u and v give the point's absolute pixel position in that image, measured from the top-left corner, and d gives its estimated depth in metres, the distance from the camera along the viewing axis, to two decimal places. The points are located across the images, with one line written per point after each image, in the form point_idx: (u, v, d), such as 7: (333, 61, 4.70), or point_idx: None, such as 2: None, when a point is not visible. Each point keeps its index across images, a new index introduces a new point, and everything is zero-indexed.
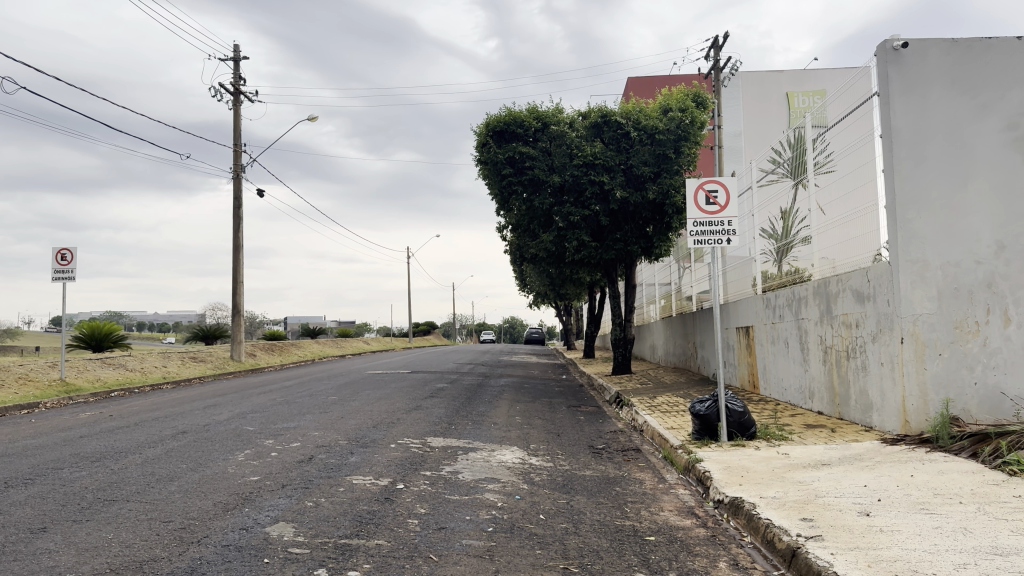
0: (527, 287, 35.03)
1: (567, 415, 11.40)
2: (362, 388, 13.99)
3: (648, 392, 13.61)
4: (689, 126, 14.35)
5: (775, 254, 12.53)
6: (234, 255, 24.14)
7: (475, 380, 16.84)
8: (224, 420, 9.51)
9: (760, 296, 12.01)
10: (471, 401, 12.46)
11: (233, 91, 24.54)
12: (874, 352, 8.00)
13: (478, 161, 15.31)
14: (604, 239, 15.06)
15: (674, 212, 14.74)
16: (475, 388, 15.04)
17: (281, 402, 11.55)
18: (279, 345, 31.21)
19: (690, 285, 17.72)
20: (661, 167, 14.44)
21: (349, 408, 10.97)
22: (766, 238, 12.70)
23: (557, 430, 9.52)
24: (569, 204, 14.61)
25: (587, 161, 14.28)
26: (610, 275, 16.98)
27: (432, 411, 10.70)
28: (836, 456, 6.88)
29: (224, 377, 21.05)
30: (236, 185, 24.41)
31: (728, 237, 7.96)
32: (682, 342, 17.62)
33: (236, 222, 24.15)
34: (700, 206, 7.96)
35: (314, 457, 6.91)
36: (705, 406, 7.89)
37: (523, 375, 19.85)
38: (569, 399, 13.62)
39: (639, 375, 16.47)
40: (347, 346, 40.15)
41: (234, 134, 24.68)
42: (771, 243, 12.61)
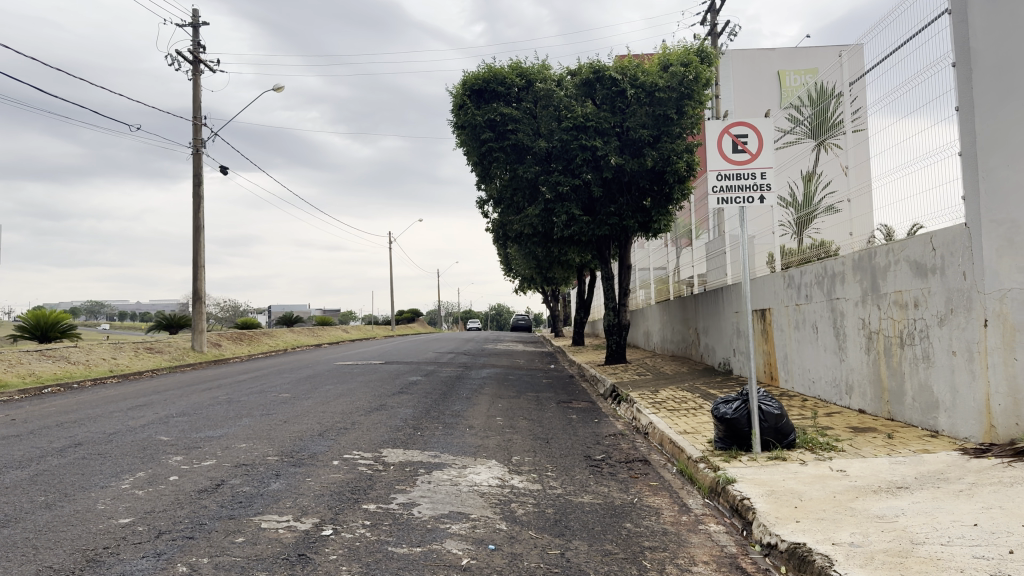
0: (513, 273, 33.30)
1: (556, 414, 9.75)
2: (323, 384, 12.29)
3: (649, 384, 12.01)
4: (693, 83, 12.63)
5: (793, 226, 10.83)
6: (196, 237, 22.33)
7: (454, 372, 15.17)
8: (140, 427, 7.82)
9: (780, 274, 10.38)
10: (446, 398, 10.78)
11: (192, 60, 22.62)
12: (941, 340, 6.43)
13: (454, 126, 13.58)
14: (597, 214, 13.36)
15: (676, 181, 13.04)
16: (452, 380, 13.38)
17: (220, 402, 9.82)
18: (250, 334, 29.38)
19: (690, 266, 16.03)
20: (661, 130, 12.74)
21: (299, 408, 9.27)
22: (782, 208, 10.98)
23: (546, 435, 7.87)
24: (558, 172, 12.94)
25: (578, 123, 12.57)
26: (603, 254, 15.27)
27: (398, 411, 9.00)
28: (911, 475, 5.26)
29: (181, 369, 19.28)
30: (196, 161, 22.56)
31: (762, 194, 6.32)
32: (682, 328, 15.97)
33: (197, 202, 22.32)
34: (728, 154, 6.31)
35: (224, 484, 5.25)
36: (733, 410, 6.25)
37: (508, 365, 18.19)
38: (558, 394, 11.99)
39: (635, 365, 14.83)
40: (325, 335, 38.35)
41: (193, 106, 22.80)
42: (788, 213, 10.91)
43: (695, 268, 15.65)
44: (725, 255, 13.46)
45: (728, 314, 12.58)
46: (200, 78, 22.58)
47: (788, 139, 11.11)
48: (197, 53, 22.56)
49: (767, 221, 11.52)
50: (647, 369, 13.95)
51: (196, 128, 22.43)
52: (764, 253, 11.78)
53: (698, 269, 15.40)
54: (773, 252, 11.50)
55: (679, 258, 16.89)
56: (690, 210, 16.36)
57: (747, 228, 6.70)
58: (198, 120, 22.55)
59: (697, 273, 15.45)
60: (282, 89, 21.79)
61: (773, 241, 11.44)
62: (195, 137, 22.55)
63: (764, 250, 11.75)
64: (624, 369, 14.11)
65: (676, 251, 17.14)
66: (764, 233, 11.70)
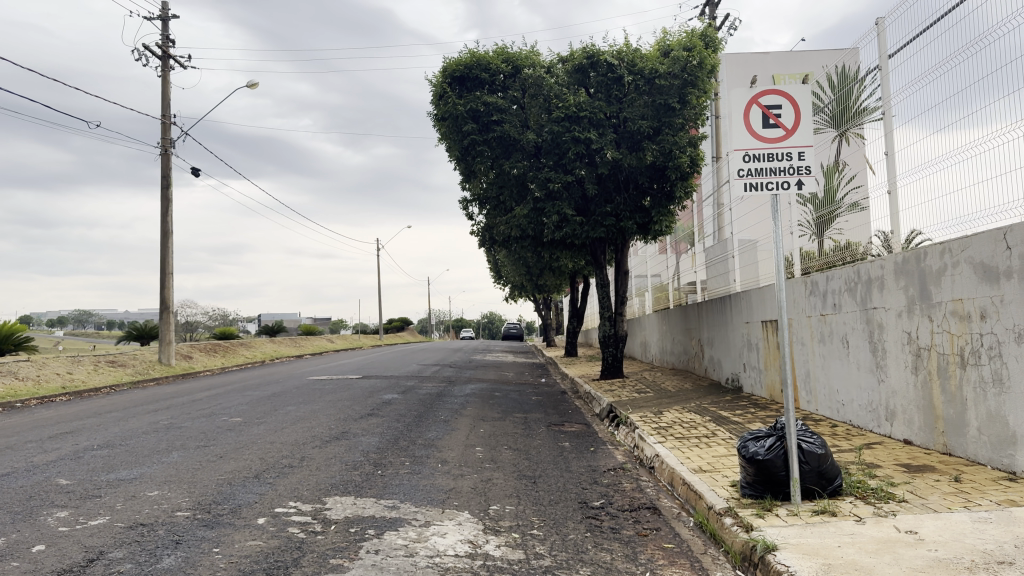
0: (503, 280, 32.01)
1: (546, 441, 8.46)
2: (286, 403, 10.99)
3: (650, 403, 10.72)
4: (697, 69, 11.38)
5: (812, 226, 9.51)
6: (164, 242, 21.01)
7: (435, 387, 13.86)
8: (44, 464, 6.49)
9: (799, 280, 9.11)
10: (421, 421, 9.48)
11: (161, 55, 21.33)
12: (1020, 360, 5.19)
13: (434, 118, 12.32)
14: (591, 214, 12.10)
15: (678, 178, 11.76)
16: (431, 398, 12.09)
17: (158, 430, 8.49)
18: (227, 344, 27.97)
19: (693, 272, 14.71)
20: (662, 121, 11.48)
21: (246, 437, 7.96)
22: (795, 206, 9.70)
23: (533, 471, 6.58)
24: (548, 169, 11.70)
25: (570, 113, 11.31)
26: (597, 258, 13.99)
27: (360, 441, 7.68)
28: (1010, 542, 3.99)
29: (143, 385, 17.92)
30: (165, 162, 21.24)
31: (801, 179, 5.07)
32: (684, 339, 14.69)
33: (165, 206, 21.02)
34: (756, 129, 5.07)
35: (100, 559, 3.95)
36: (765, 449, 5.01)
37: (496, 379, 16.89)
38: (549, 415, 10.72)
39: (633, 380, 13.55)
40: (307, 345, 36.91)
41: (162, 104, 21.51)
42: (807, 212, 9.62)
43: (698, 274, 14.31)
44: (730, 258, 12.16)
45: (737, 325, 11.31)
46: (169, 74, 21.28)
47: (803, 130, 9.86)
48: (166, 47, 21.27)
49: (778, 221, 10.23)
50: (647, 385, 12.68)
51: (165, 127, 21.16)
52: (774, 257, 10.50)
53: (701, 276, 14.07)
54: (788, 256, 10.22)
55: (681, 263, 15.59)
56: (692, 211, 15.08)
57: (779, 229, 5.45)
58: (167, 119, 21.27)
59: (700, 279, 14.16)
60: (257, 86, 20.58)
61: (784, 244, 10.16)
62: (163, 137, 21.26)
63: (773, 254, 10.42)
64: (621, 386, 12.83)
65: (678, 256, 15.85)
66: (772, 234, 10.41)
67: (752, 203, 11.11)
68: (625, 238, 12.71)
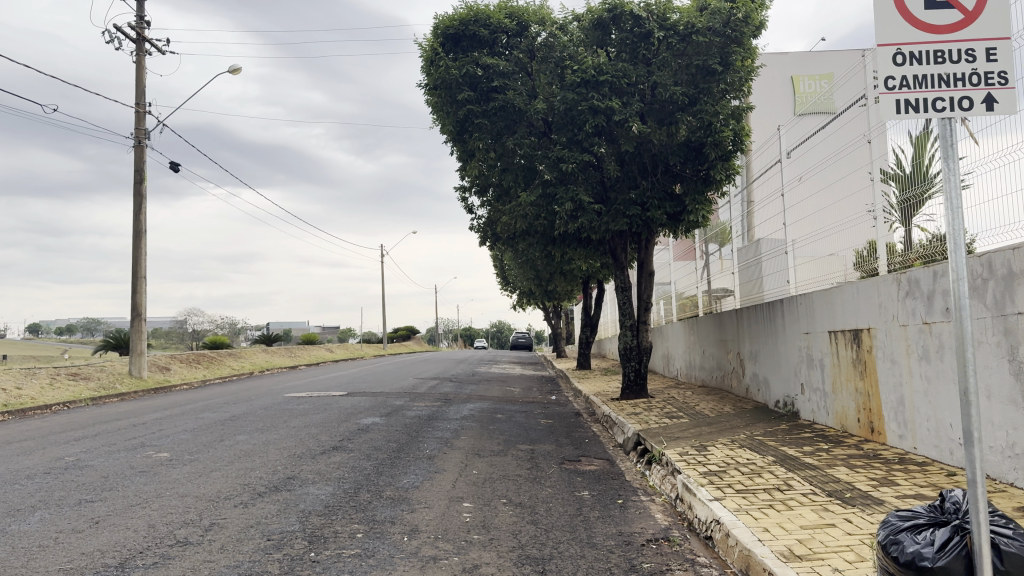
0: (510, 286, 30.00)
1: (557, 488, 6.41)
2: (239, 430, 9.01)
3: (688, 431, 8.64)
4: (743, 24, 9.35)
5: (896, 212, 7.26)
6: (138, 243, 19.15)
7: (427, 407, 11.85)
8: None
9: (886, 278, 7.02)
10: (399, 458, 7.44)
11: (134, 37, 19.51)
12: None
13: (424, 87, 10.33)
14: (611, 203, 10.11)
15: (718, 159, 9.72)
16: (419, 422, 10.07)
17: (49, 473, 6.46)
18: (213, 354, 26.07)
19: (726, 275, 12.53)
20: (699, 89, 9.49)
21: (157, 485, 5.96)
22: (875, 187, 7.52)
23: (540, 550, 4.52)
24: (560, 146, 9.70)
25: (587, 76, 9.29)
26: (616, 256, 11.97)
27: (305, 495, 5.64)
28: None
29: (103, 402, 15.95)
30: (139, 155, 19.42)
31: (990, 94, 3.03)
32: (718, 352, 12.58)
33: (140, 203, 19.19)
34: (916, 15, 3.08)
35: None
36: (933, 549, 2.96)
37: (500, 396, 14.81)
38: (561, 446, 8.69)
39: (661, 400, 11.48)
40: (303, 355, 34.92)
41: (136, 91, 19.72)
42: (886, 193, 7.40)
43: (733, 278, 12.13)
44: (777, 256, 10.04)
45: (793, 336, 9.22)
46: (144, 58, 19.45)
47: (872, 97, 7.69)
48: (142, 30, 19.48)
49: (842, 211, 8.06)
50: (678, 406, 10.59)
51: (139, 117, 19.35)
52: (833, 256, 8.32)
53: (737, 279, 11.89)
54: (848, 257, 8.02)
55: (712, 267, 13.45)
56: (725, 207, 12.95)
57: (957, 179, 3.04)
58: (142, 107, 19.48)
59: (735, 283, 12.01)
60: (240, 74, 18.83)
61: (849, 242, 7.96)
62: (137, 127, 19.47)
63: (835, 251, 8.26)
64: (647, 407, 10.76)
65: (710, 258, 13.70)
66: (835, 225, 8.23)
67: (807, 187, 9.00)
68: (650, 233, 10.71)
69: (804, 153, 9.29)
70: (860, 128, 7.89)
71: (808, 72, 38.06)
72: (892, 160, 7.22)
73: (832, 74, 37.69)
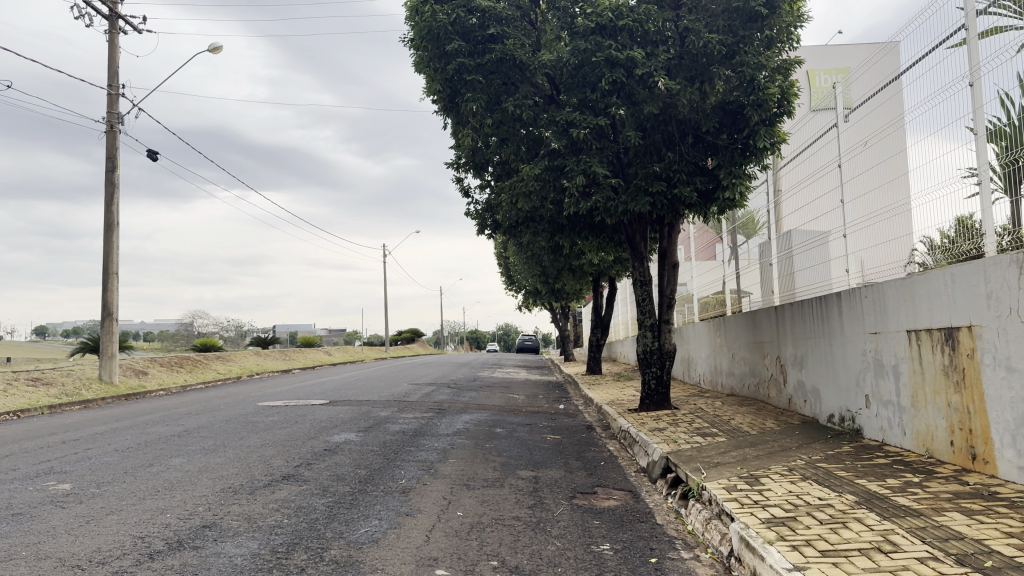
0: (516, 286, 28.41)
1: (567, 538, 4.79)
2: (179, 452, 7.43)
3: (729, 454, 6.98)
4: None
5: (994, 176, 5.55)
6: (110, 236, 17.70)
7: (414, 420, 10.22)
8: None
9: (996, 260, 5.35)
10: (365, 490, 5.82)
11: (108, 15, 18.04)
12: None
13: (409, 40, 8.72)
14: (630, 179, 8.53)
15: (759, 123, 8.11)
16: (402, 440, 8.44)
17: None
18: (199, 357, 24.54)
19: (767, 266, 10.80)
20: (739, 37, 7.87)
21: (20, 538, 4.36)
22: (967, 143, 5.85)
23: None
24: (571, 108, 8.10)
25: (603, 20, 7.67)
26: (635, 245, 10.36)
27: (214, 558, 4.03)
28: None
29: (61, 410, 14.39)
30: (112, 142, 17.94)
31: None
32: (752, 356, 10.92)
33: (113, 192, 17.74)
34: None
35: None
36: None
37: (502, 405, 13.16)
38: (571, 473, 7.07)
39: (687, 412, 9.82)
40: (299, 358, 33.42)
41: (108, 72, 18.23)
42: (981, 153, 5.70)
43: (775, 268, 10.38)
44: (835, 240, 8.34)
45: (857, 338, 7.56)
46: (118, 36, 18.00)
47: (963, 32, 6.06)
48: (115, 5, 18.00)
49: (926, 176, 6.39)
50: (709, 421, 8.94)
51: (113, 100, 17.91)
52: (908, 234, 6.63)
53: (780, 269, 10.14)
54: (932, 237, 6.31)
55: (748, 259, 11.71)
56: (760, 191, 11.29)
57: None
58: (115, 90, 18.00)
59: (777, 275, 10.30)
60: (220, 52, 17.30)
61: (935, 216, 6.27)
62: (110, 111, 17.98)
63: (913, 228, 6.57)
64: (673, 421, 9.10)
65: (744, 248, 11.97)
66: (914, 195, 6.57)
67: (877, 152, 7.30)
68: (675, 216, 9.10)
69: (871, 113, 7.58)
70: (953, 71, 6.18)
71: (824, 67, 36.40)
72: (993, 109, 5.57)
73: (850, 67, 35.98)
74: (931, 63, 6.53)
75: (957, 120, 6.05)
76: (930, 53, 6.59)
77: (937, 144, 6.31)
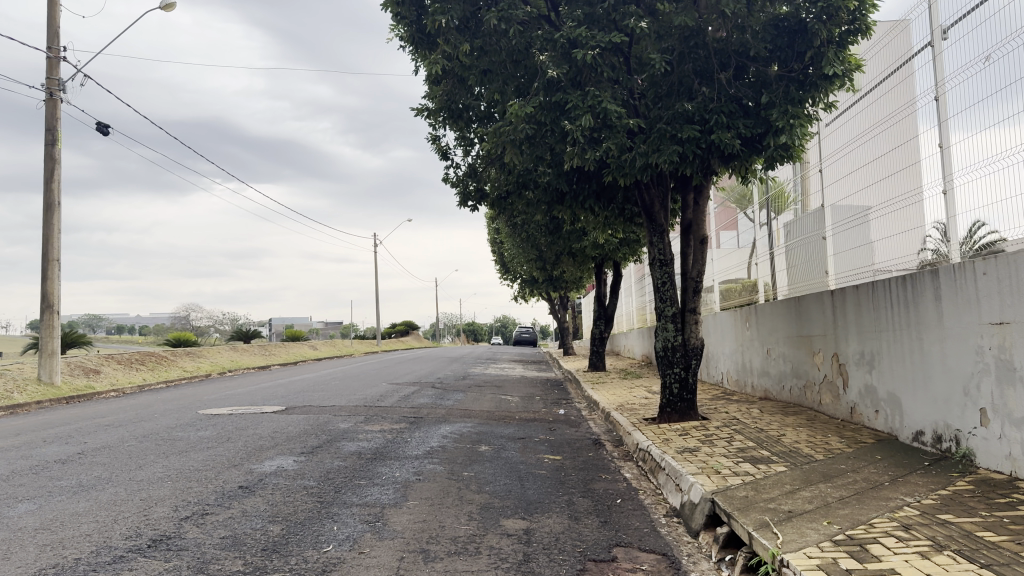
0: (510, 274, 26.34)
1: None
2: (39, 493, 5.42)
3: (798, 495, 4.96)
4: None
5: None
6: (48, 216, 15.65)
7: (379, 435, 8.21)
8: None
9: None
10: (265, 567, 3.81)
11: None
12: None
13: None
14: (652, 123, 6.56)
15: (825, 45, 6.23)
16: (353, 467, 6.42)
17: None
18: (164, 353, 22.47)
19: (817, 241, 8.71)
20: None
21: None
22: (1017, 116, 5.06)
23: None
24: (575, 26, 6.16)
25: None
26: (652, 215, 8.32)
27: None
28: None
29: None
30: (51, 110, 15.89)
31: None
32: (796, 352, 8.92)
33: (52, 167, 15.73)
34: None
35: None
36: None
37: (491, 411, 11.15)
38: (577, 521, 5.05)
39: (719, 424, 7.82)
40: (280, 353, 31.34)
41: (48, 33, 16.16)
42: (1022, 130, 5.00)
43: (830, 241, 8.29)
44: (924, 201, 6.26)
45: (967, 331, 5.54)
46: None
47: (989, 5, 5.48)
48: None
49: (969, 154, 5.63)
50: (754, 438, 6.92)
51: (51, 63, 15.85)
52: (932, 223, 6.12)
53: (838, 242, 8.04)
54: (953, 226, 5.84)
55: (789, 234, 9.62)
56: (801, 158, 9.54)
57: None
58: (55, 53, 15.90)
59: (832, 252, 8.23)
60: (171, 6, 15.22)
61: (950, 207, 5.91)
62: (48, 76, 15.92)
63: (946, 215, 5.96)
64: (705, 438, 7.08)
65: (782, 223, 9.86)
66: (947, 178, 5.92)
67: (1001, 74, 5.26)
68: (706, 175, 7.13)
69: (988, 22, 5.47)
70: (1003, 27, 5.29)
71: None
72: (1003, 93, 5.22)
73: None
74: (981, 17, 5.59)
75: (967, 107, 5.68)
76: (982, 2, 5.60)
77: (950, 132, 5.92)
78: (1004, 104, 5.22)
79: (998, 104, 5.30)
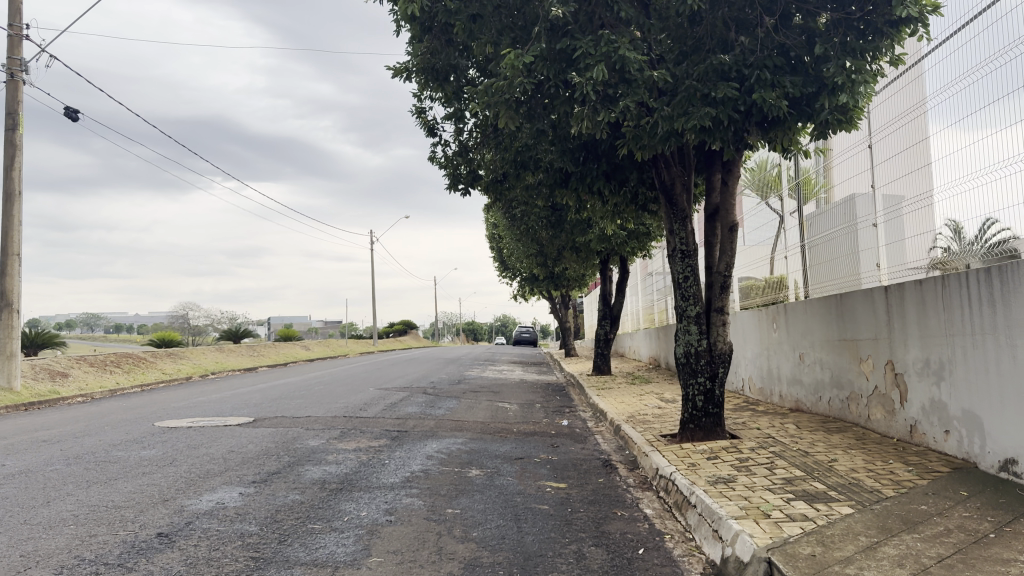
0: (510, 271, 25.15)
1: None
2: None
3: (884, 555, 3.76)
4: None
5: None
6: (7, 207, 14.45)
7: (353, 455, 7.02)
8: None
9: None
10: None
11: None
12: None
13: None
14: (678, 82, 5.52)
15: None
16: (312, 503, 5.23)
17: None
18: (144, 354, 21.27)
19: (865, 231, 7.45)
20: None
21: None
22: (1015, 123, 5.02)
23: None
24: None
25: None
26: (672, 198, 7.10)
27: None
28: None
29: None
30: (12, 93, 14.71)
31: None
32: (837, 360, 7.73)
33: (13, 154, 14.55)
34: None
35: None
36: None
37: (486, 422, 9.94)
38: None
39: (753, 445, 6.62)
40: (269, 353, 30.13)
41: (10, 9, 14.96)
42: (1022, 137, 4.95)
43: (883, 229, 7.03)
44: (1012, 174, 5.07)
45: None
46: None
47: (988, 15, 5.44)
48: None
49: (967, 160, 5.58)
50: (801, 466, 5.71)
51: (13, 42, 14.68)
52: (942, 221, 5.95)
53: (893, 229, 6.78)
54: (964, 228, 5.68)
55: (827, 222, 8.33)
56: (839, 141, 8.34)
57: None
58: (17, 30, 14.72)
59: (885, 242, 6.97)
60: None
61: (954, 213, 5.83)
62: (9, 56, 14.74)
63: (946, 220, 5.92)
64: (741, 465, 5.87)
65: (819, 209, 8.58)
66: (948, 184, 5.85)
67: None
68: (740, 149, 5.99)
69: None
70: (999, 38, 5.27)
71: None
72: (1003, 101, 5.16)
73: None
74: (980, 27, 5.53)
75: (969, 115, 5.62)
76: (981, 13, 5.57)
77: (953, 138, 5.84)
78: (1003, 111, 5.18)
79: (994, 114, 5.29)
